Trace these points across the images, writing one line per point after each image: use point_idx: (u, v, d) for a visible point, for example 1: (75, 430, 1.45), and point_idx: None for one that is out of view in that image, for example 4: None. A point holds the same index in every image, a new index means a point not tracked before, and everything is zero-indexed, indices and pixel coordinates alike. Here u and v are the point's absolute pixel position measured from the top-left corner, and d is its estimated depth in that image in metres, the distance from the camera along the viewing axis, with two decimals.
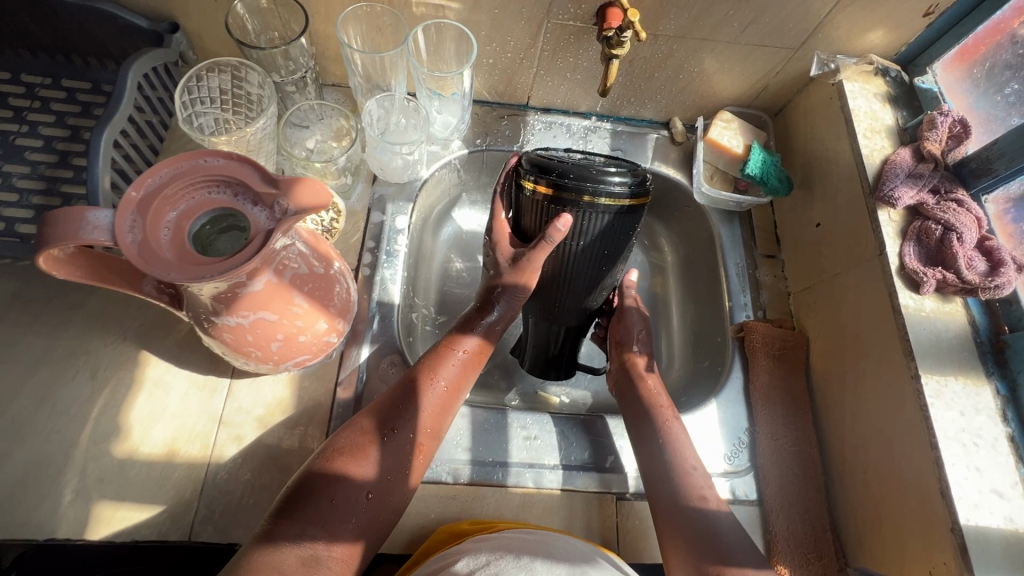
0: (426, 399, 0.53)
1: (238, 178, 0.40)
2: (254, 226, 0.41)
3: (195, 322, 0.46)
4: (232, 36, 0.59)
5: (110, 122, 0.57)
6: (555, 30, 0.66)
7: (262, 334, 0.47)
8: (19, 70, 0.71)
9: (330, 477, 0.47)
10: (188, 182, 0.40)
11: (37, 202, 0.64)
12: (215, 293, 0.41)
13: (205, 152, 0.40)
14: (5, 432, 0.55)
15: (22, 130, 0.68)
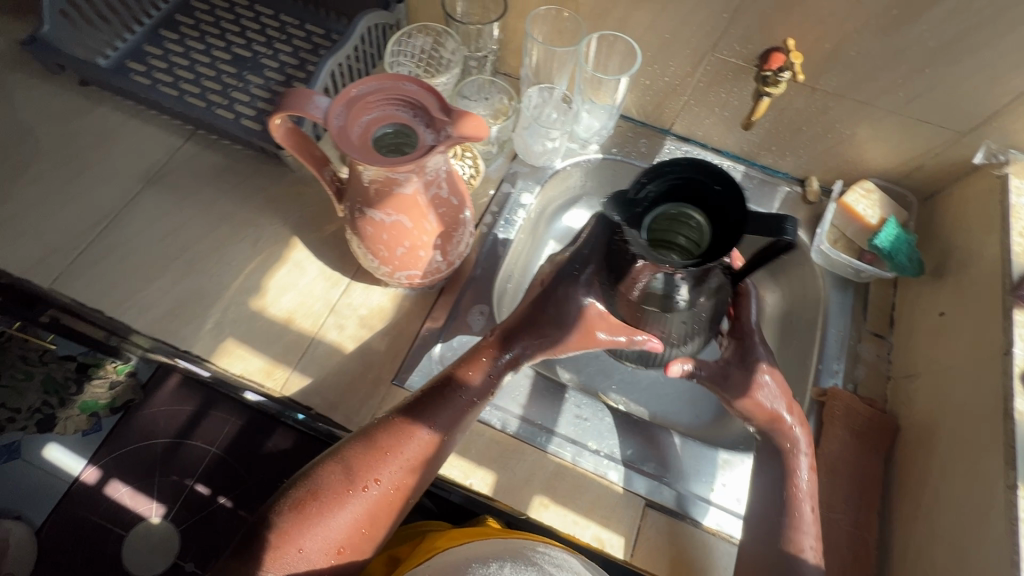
0: (456, 403, 0.54)
1: (423, 103, 0.50)
2: (422, 143, 0.50)
3: (350, 212, 0.56)
4: (445, 10, 0.73)
5: (334, 53, 0.70)
6: (716, 65, 0.71)
7: (394, 237, 0.56)
8: (280, 10, 0.91)
9: (384, 430, 0.53)
10: (385, 96, 0.50)
11: (261, 106, 0.82)
12: (377, 184, 0.50)
13: (406, 77, 0.50)
14: (185, 262, 0.69)
15: (268, 53, 0.86)
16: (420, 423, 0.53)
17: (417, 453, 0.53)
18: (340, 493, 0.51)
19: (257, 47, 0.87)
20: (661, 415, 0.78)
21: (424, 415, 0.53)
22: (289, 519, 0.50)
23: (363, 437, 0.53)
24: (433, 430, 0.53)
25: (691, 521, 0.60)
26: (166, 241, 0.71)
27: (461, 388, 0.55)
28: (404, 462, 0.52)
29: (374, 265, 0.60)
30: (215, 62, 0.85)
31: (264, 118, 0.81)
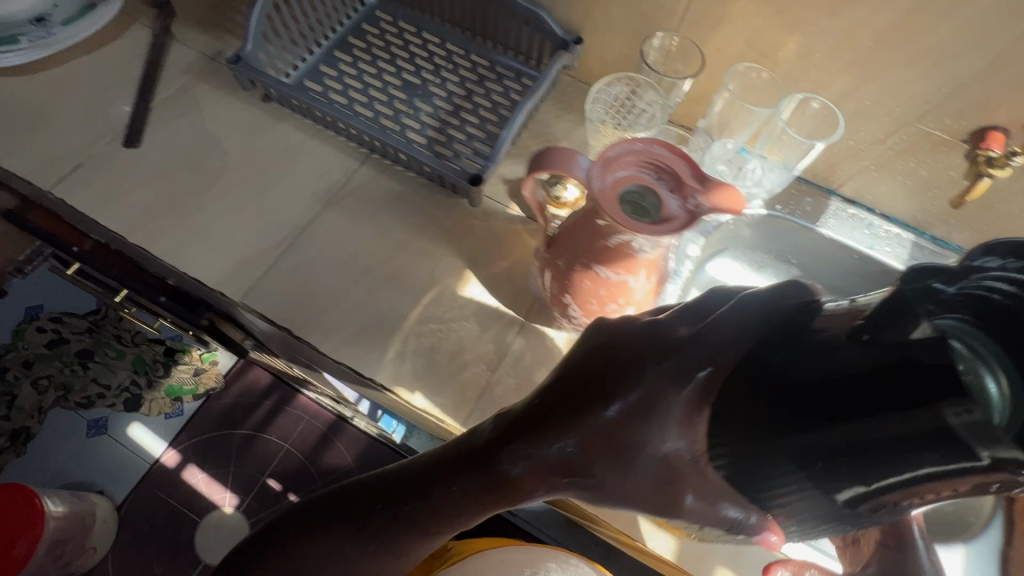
0: (413, 509, 0.36)
1: (674, 168, 0.50)
2: (668, 209, 0.50)
3: (566, 263, 0.56)
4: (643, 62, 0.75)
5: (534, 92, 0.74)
6: (915, 135, 0.69)
7: (611, 293, 0.56)
8: (446, 39, 0.93)
9: (395, 498, 0.37)
10: (636, 158, 0.50)
11: (431, 134, 0.83)
12: (618, 244, 0.51)
13: (657, 140, 0.50)
14: (365, 288, 0.71)
15: (436, 81, 0.88)
16: (428, 505, 0.36)
17: (390, 545, 0.37)
18: (295, 545, 0.39)
19: (425, 74, 0.89)
20: None
21: (444, 493, 0.35)
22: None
23: (334, 521, 0.39)
24: (449, 515, 0.35)
25: None
26: (348, 264, 0.72)
27: (436, 490, 0.35)
28: (408, 539, 0.37)
29: (572, 313, 0.61)
30: (386, 86, 0.87)
31: (435, 146, 0.83)
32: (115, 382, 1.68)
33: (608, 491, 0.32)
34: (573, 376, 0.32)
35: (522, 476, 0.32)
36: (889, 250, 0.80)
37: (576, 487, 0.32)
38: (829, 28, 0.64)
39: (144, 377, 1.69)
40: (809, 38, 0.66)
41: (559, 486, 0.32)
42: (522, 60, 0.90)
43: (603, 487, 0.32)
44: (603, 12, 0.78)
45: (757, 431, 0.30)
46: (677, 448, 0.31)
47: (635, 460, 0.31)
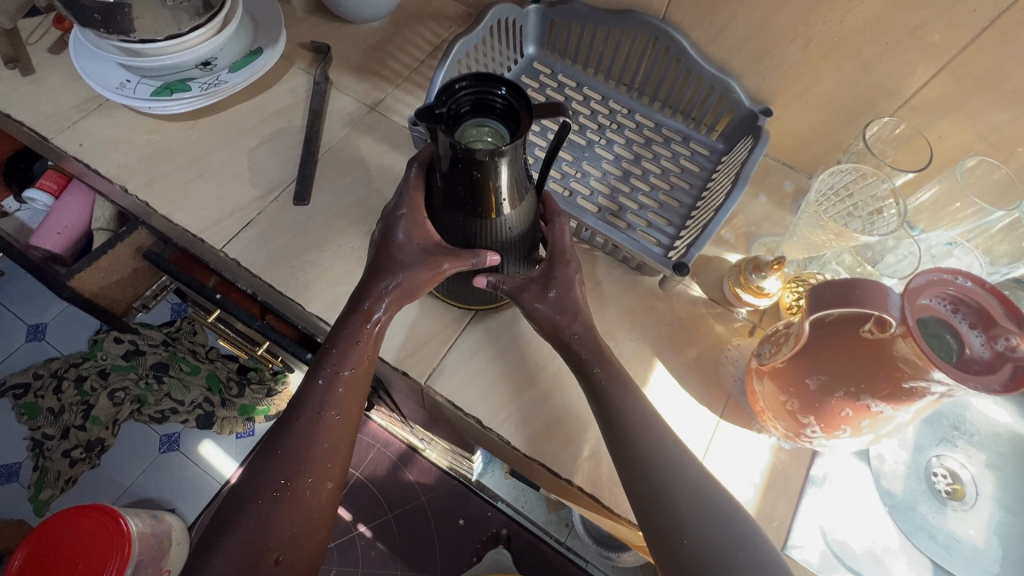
0: (363, 333, 0.56)
1: (985, 305, 0.45)
2: (975, 348, 0.45)
3: (822, 384, 0.52)
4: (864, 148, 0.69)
5: (748, 178, 0.69)
6: None
7: (872, 425, 0.51)
8: (608, 96, 0.89)
9: (342, 364, 0.56)
10: (940, 289, 0.46)
11: (602, 202, 0.79)
12: (914, 383, 0.46)
13: (961, 272, 0.47)
14: (551, 375, 0.66)
15: (602, 143, 0.84)
16: (335, 356, 0.56)
17: (342, 401, 0.55)
18: (285, 431, 0.54)
19: (590, 135, 0.85)
20: None
21: (347, 344, 0.56)
22: (264, 477, 0.52)
23: (301, 405, 0.55)
24: (364, 359, 0.56)
25: None
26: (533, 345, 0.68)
27: (375, 310, 0.57)
28: (337, 388, 0.55)
29: (809, 434, 0.56)
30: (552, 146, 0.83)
31: (608, 215, 0.78)
32: (189, 399, 1.55)
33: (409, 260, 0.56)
34: (394, 210, 0.58)
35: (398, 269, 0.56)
36: None
37: (448, 262, 0.57)
38: None
39: (219, 397, 1.55)
40: None
41: (385, 294, 0.56)
42: (690, 123, 0.85)
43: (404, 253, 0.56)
44: (805, 86, 0.73)
45: (463, 201, 0.53)
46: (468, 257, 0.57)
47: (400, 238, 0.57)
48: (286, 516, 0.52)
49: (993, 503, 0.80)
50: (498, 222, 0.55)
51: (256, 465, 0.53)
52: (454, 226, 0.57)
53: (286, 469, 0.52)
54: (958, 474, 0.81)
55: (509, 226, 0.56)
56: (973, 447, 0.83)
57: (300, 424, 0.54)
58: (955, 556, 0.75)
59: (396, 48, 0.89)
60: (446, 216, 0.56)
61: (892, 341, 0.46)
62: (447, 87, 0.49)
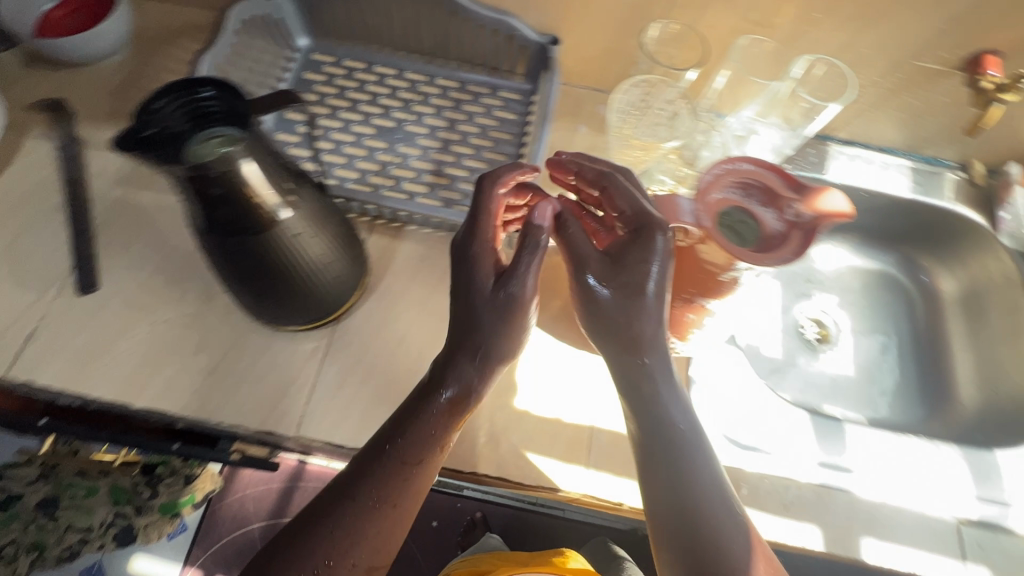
0: (435, 422, 0.47)
1: (764, 182, 0.49)
2: (766, 223, 0.49)
3: (661, 301, 0.54)
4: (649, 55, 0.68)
5: None
6: (910, 72, 0.72)
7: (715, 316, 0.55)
8: (403, 68, 0.83)
9: (404, 449, 0.46)
10: (726, 178, 0.49)
11: (429, 180, 0.75)
12: (733, 275, 0.49)
13: (739, 158, 0.50)
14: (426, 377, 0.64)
15: (411, 119, 0.79)
16: (405, 432, 0.47)
17: (412, 494, 0.46)
18: (322, 522, 0.44)
19: (397, 114, 0.80)
20: (879, 417, 0.82)
21: (418, 420, 0.47)
22: (301, 558, 0.43)
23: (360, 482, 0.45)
24: (435, 454, 0.47)
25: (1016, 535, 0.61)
26: (399, 354, 0.65)
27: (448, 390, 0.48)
28: (407, 476, 0.46)
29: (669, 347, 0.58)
30: (359, 138, 0.77)
31: (439, 192, 0.75)
32: None
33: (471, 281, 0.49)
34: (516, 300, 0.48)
35: (483, 326, 0.48)
36: (891, 180, 0.84)
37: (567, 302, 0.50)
38: None
39: None
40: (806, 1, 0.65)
41: (484, 357, 0.48)
42: (492, 72, 0.83)
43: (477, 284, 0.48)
44: (582, 9, 0.72)
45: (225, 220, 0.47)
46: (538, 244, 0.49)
47: (529, 295, 0.49)
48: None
49: (856, 335, 0.89)
50: (279, 229, 0.50)
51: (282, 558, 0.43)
52: (235, 252, 0.50)
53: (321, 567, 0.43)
54: (822, 321, 0.90)
55: (296, 229, 0.51)
56: (827, 294, 0.92)
57: (339, 521, 0.44)
58: (828, 393, 0.84)
59: (150, 80, 0.77)
60: (222, 244, 0.50)
61: (695, 245, 0.48)
62: (145, 107, 0.44)
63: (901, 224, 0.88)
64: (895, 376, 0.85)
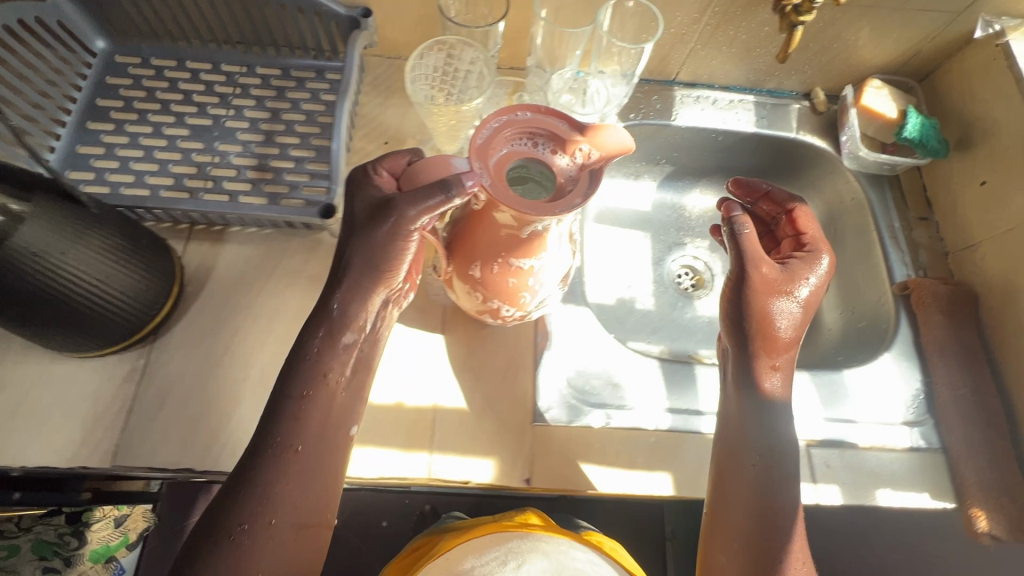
0: (340, 350, 0.49)
1: (548, 128, 0.46)
2: (559, 172, 0.47)
3: (483, 270, 0.53)
4: (443, 14, 0.64)
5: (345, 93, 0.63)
6: (724, 5, 0.70)
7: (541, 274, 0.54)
8: (218, 61, 0.78)
9: (308, 375, 0.48)
10: (510, 131, 0.46)
11: (253, 176, 0.71)
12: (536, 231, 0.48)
13: (517, 106, 0.46)
14: (255, 383, 0.61)
15: (230, 114, 0.75)
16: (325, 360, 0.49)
17: (319, 423, 0.48)
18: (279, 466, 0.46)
19: (213, 110, 0.75)
20: None
21: (323, 350, 0.49)
22: (251, 494, 0.44)
23: (294, 421, 0.47)
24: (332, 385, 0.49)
25: (856, 448, 0.63)
26: (226, 362, 0.62)
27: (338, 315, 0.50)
28: (320, 405, 0.48)
29: (505, 313, 0.57)
30: (172, 141, 0.72)
31: (263, 187, 0.71)
32: None
33: (359, 245, 0.49)
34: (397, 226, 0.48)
35: (355, 243, 0.49)
36: (738, 117, 0.83)
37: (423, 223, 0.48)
38: None
39: None
40: None
41: (353, 282, 0.49)
42: (315, 55, 0.78)
43: (365, 243, 0.49)
44: None
45: None
46: (445, 190, 0.45)
47: (414, 222, 0.48)
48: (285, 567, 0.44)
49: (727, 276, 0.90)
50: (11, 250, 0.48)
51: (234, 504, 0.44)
52: None
53: (272, 504, 0.45)
54: (695, 266, 0.91)
55: (36, 247, 0.49)
56: (699, 240, 0.92)
57: (294, 455, 0.46)
58: (702, 337, 0.85)
59: None
60: None
61: (490, 209, 0.48)
62: None
63: (757, 162, 0.88)
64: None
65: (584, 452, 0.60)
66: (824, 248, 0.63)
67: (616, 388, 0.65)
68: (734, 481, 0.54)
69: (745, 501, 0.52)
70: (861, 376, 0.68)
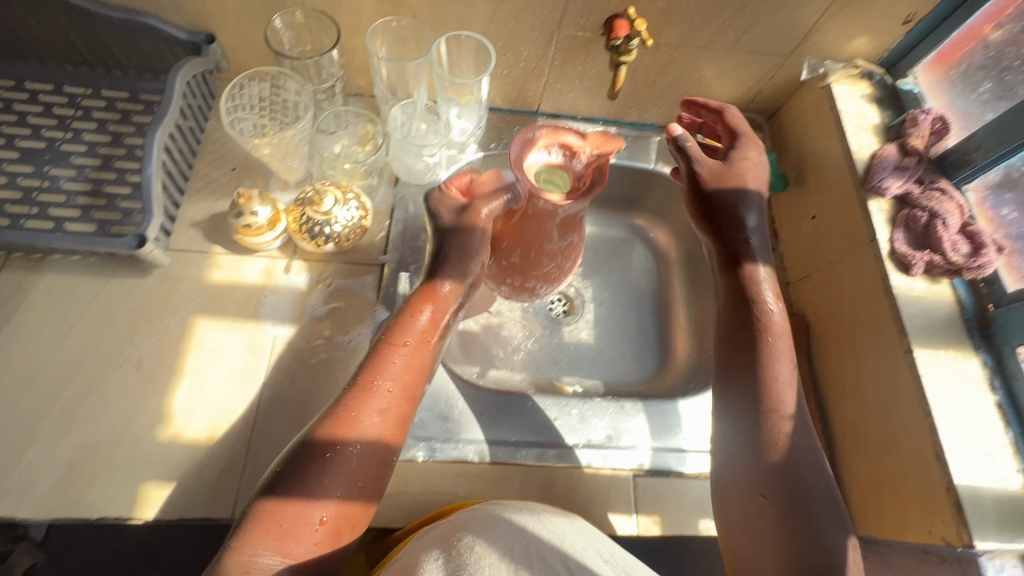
0: (396, 354, 0.51)
1: (562, 142, 0.59)
2: (575, 175, 0.60)
3: (521, 258, 0.63)
4: (271, 47, 0.65)
5: (163, 121, 0.61)
6: (565, 41, 0.72)
7: (573, 253, 0.65)
8: (62, 82, 0.75)
9: (361, 383, 0.49)
10: (526, 150, 0.58)
11: (83, 202, 0.69)
12: (569, 224, 0.60)
13: (529, 129, 0.58)
14: (55, 421, 0.58)
15: (67, 137, 0.72)
16: (379, 374, 0.49)
17: (387, 413, 0.48)
18: (314, 469, 0.44)
19: (50, 133, 0.72)
20: (614, 380, 0.85)
21: (373, 365, 0.50)
22: (299, 494, 0.43)
23: (328, 419, 0.47)
24: (402, 405, 0.50)
25: (682, 477, 0.65)
26: (26, 398, 0.59)
27: (408, 330, 0.53)
28: (373, 416, 0.47)
29: (541, 291, 0.68)
30: None
31: (94, 214, 0.68)
32: None
33: (449, 243, 0.58)
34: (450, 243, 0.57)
35: (444, 259, 0.57)
36: None
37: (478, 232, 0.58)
38: None
39: None
40: None
41: (429, 299, 0.55)
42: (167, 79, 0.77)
43: (450, 243, 0.57)
44: (215, 3, 0.67)
45: None
46: (506, 195, 0.59)
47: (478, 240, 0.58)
48: (345, 530, 0.44)
49: (598, 303, 0.90)
50: None
51: (256, 517, 0.41)
52: None
53: (342, 498, 0.44)
54: (568, 292, 0.91)
55: None
56: None
57: (334, 461, 0.45)
58: (566, 364, 0.85)
59: None
60: None
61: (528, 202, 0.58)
62: None
63: (624, 188, 0.91)
64: (629, 339, 0.88)
65: (402, 488, 0.60)
66: (755, 138, 0.66)
67: (447, 421, 0.64)
68: (735, 434, 0.53)
69: (757, 534, 0.48)
70: (694, 406, 0.70)
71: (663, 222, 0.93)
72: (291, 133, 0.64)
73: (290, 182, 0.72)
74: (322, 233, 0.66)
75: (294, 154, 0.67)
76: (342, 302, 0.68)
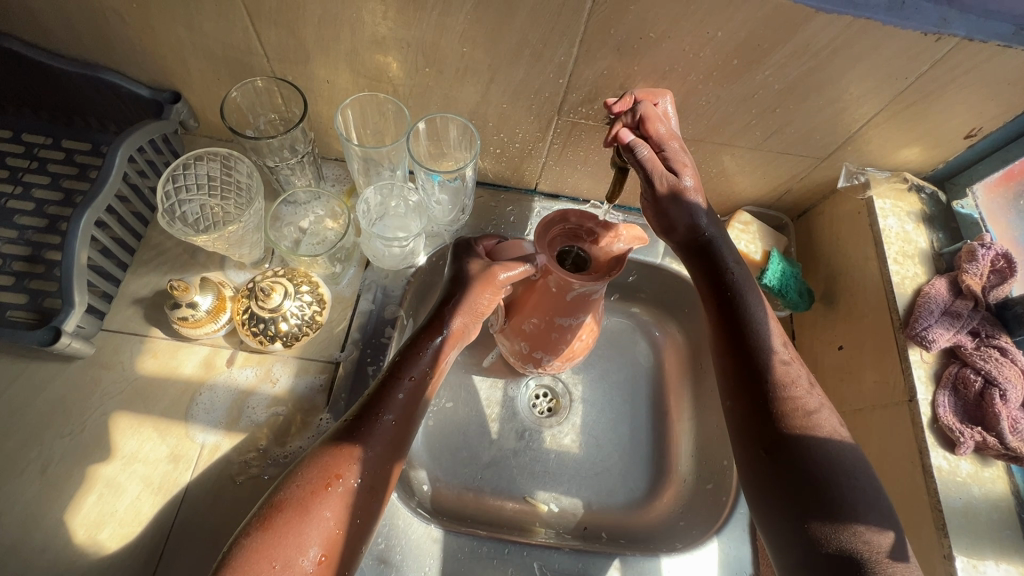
0: (401, 389, 0.49)
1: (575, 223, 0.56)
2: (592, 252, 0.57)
3: (534, 326, 0.60)
4: (225, 124, 0.59)
5: (93, 204, 0.56)
6: (565, 127, 0.63)
7: (583, 329, 0.60)
8: (21, 130, 0.70)
9: (369, 412, 0.48)
10: (542, 232, 0.56)
11: (19, 269, 0.62)
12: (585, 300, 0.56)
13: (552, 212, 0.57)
14: None
15: (16, 192, 0.67)
16: (375, 412, 0.48)
17: (381, 451, 0.47)
18: (307, 510, 0.42)
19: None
20: (596, 503, 0.71)
21: (376, 402, 0.48)
22: (289, 533, 0.41)
23: (317, 456, 0.45)
24: (403, 436, 0.49)
25: None
26: None
27: (410, 370, 0.51)
28: (370, 455, 0.46)
29: (548, 363, 0.62)
30: None
31: (27, 283, 0.62)
32: None
33: (461, 297, 0.54)
34: (464, 303, 0.54)
35: (461, 302, 0.54)
36: None
37: (490, 291, 0.55)
38: (413, 39, 0.53)
39: None
40: (404, 53, 0.55)
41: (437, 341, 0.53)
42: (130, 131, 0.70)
43: (463, 297, 0.54)
44: (178, 66, 0.60)
45: None
46: (524, 264, 0.55)
47: (484, 304, 0.55)
48: (343, 560, 0.43)
49: (587, 404, 0.78)
50: None
51: (239, 560, 0.40)
52: None
53: (333, 540, 0.43)
54: (554, 387, 0.79)
55: None
56: None
57: (327, 504, 0.43)
58: (543, 476, 0.72)
59: None
60: None
61: (545, 277, 0.56)
62: None
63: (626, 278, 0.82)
64: (619, 451, 0.75)
65: None
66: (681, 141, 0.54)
67: (386, 565, 0.55)
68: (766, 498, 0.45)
69: None
70: (679, 565, 0.59)
71: (670, 317, 0.83)
72: (234, 229, 0.58)
73: (245, 263, 0.65)
74: (267, 331, 0.59)
75: (241, 244, 0.60)
76: (285, 407, 0.60)
